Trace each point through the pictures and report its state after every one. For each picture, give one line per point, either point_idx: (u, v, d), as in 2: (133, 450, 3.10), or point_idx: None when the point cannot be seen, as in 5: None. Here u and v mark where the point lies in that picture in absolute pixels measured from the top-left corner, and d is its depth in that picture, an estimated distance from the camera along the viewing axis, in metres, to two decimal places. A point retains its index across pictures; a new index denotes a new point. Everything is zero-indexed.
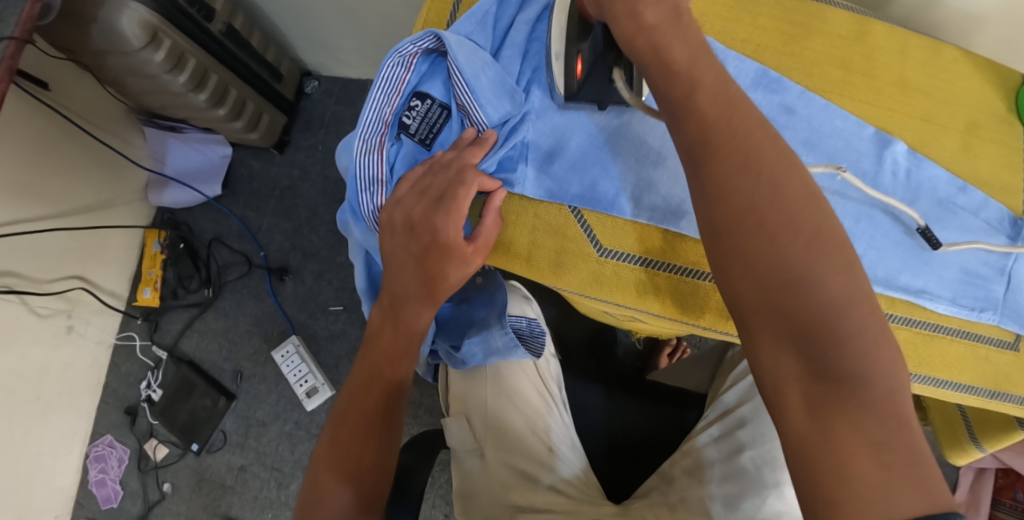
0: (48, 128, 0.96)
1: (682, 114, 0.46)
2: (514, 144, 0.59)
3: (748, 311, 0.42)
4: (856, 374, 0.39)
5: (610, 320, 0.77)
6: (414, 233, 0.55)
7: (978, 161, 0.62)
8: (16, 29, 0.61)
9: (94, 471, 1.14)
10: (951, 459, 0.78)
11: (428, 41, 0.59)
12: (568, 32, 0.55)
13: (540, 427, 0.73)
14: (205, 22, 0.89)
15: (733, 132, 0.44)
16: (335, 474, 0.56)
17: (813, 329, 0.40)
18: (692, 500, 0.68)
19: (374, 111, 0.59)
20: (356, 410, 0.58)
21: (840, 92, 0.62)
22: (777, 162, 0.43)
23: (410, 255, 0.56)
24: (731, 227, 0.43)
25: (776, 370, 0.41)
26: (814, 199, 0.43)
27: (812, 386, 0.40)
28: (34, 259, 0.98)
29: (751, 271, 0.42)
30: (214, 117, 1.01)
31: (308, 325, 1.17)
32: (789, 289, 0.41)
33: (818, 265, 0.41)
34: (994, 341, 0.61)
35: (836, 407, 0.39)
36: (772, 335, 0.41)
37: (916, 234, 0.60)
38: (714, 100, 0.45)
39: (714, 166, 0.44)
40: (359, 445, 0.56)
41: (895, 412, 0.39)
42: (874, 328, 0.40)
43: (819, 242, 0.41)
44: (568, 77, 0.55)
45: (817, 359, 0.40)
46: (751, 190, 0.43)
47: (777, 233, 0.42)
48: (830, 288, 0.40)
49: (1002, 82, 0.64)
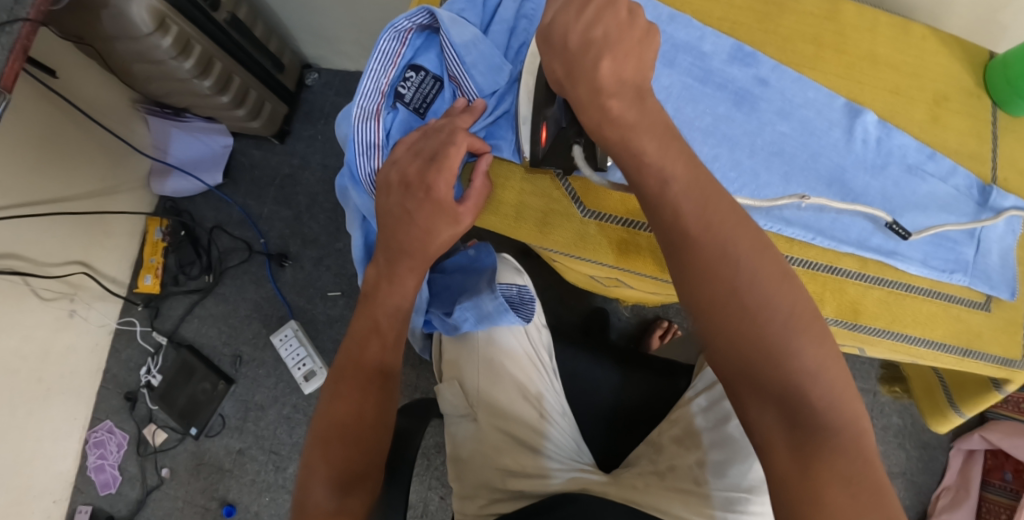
0: (55, 113, 0.99)
1: (659, 210, 0.48)
2: (502, 112, 0.63)
3: (732, 378, 0.46)
4: (828, 425, 0.43)
5: (594, 284, 0.81)
6: (410, 190, 0.58)
7: (945, 131, 0.65)
8: (31, 11, 0.63)
9: (93, 456, 1.16)
10: (934, 427, 0.81)
11: (422, 17, 0.62)
12: (535, 98, 0.59)
13: (531, 392, 0.75)
14: (211, 11, 0.92)
15: (708, 224, 0.46)
16: (337, 431, 0.57)
17: (791, 392, 0.44)
18: (681, 467, 0.70)
19: (372, 82, 0.62)
20: (354, 365, 0.61)
21: (812, 66, 0.65)
22: (752, 249, 0.46)
23: (404, 210, 0.59)
24: (714, 308, 0.45)
25: (761, 424, 0.45)
26: (787, 279, 0.45)
27: (791, 434, 0.44)
28: (38, 244, 1.01)
29: (735, 346, 0.45)
30: (217, 104, 1.05)
31: (306, 310, 1.19)
32: (769, 361, 0.44)
33: (793, 340, 0.44)
34: (965, 302, 0.64)
35: (813, 449, 0.43)
36: (756, 397, 0.45)
37: (885, 229, 0.62)
38: (688, 192, 0.48)
39: (696, 255, 0.46)
40: (358, 401, 0.59)
41: (860, 451, 0.43)
42: (840, 388, 0.44)
43: (794, 320, 0.44)
44: (535, 144, 0.58)
45: (796, 415, 0.43)
46: (731, 274, 0.45)
47: (757, 313, 0.44)
48: (805, 358, 0.44)
49: (969, 58, 0.67)
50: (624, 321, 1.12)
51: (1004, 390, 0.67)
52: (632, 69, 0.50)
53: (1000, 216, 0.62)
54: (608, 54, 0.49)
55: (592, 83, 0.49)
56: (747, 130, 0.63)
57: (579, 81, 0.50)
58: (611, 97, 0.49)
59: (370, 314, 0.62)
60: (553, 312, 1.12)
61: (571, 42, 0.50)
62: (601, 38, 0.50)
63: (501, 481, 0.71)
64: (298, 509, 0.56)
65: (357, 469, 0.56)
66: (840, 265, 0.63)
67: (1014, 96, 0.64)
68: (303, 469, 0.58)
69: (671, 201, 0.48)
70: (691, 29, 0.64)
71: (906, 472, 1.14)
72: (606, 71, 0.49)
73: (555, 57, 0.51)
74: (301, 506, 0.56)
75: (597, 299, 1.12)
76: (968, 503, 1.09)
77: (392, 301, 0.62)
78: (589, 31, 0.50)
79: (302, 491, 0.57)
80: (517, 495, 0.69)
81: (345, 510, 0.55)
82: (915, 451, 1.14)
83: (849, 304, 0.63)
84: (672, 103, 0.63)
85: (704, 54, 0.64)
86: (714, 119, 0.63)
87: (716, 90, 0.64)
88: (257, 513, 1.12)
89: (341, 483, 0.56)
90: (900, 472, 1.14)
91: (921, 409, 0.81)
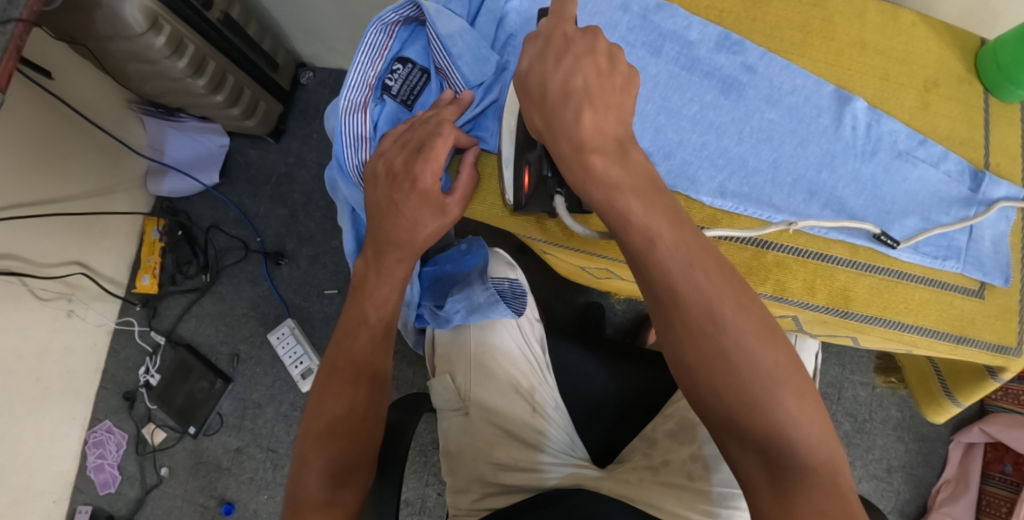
0: (50, 114, 0.99)
1: (646, 268, 0.48)
2: (489, 104, 0.62)
3: (715, 423, 0.47)
4: (805, 464, 0.44)
5: (588, 277, 0.81)
6: (396, 182, 0.58)
7: (937, 117, 0.65)
8: (23, 11, 0.64)
9: (93, 456, 1.16)
10: (932, 416, 0.81)
11: (408, 10, 0.62)
12: (518, 139, 0.57)
13: (524, 388, 0.75)
14: (205, 10, 0.92)
15: (695, 284, 0.46)
16: (327, 424, 0.57)
17: (771, 439, 0.44)
18: (676, 462, 0.69)
19: (359, 75, 0.62)
20: (344, 358, 0.61)
21: (800, 53, 0.65)
22: (737, 307, 0.46)
23: (390, 201, 0.59)
24: (699, 365, 0.46)
25: (746, 467, 0.45)
26: (770, 331, 0.46)
27: (772, 473, 0.44)
28: (36, 245, 1.01)
29: (719, 399, 0.46)
30: (213, 103, 1.05)
31: (303, 308, 1.20)
32: (750, 411, 0.44)
33: (774, 391, 0.44)
34: (959, 288, 0.63)
35: (792, 486, 0.43)
36: (738, 444, 0.46)
37: (876, 239, 0.61)
38: (674, 250, 0.47)
39: (683, 315, 0.46)
40: (349, 394, 0.59)
41: (836, 486, 0.43)
42: (820, 431, 0.45)
43: (776, 373, 0.45)
44: (517, 190, 0.57)
45: (775, 457, 0.44)
46: (716, 332, 0.45)
47: (741, 367, 0.45)
48: (787, 407, 0.44)
49: (959, 44, 0.67)
50: (619, 316, 1.12)
51: (1000, 378, 0.66)
52: (613, 122, 0.50)
53: (993, 207, 0.62)
54: (587, 106, 0.49)
55: (573, 139, 0.50)
56: (735, 118, 0.63)
57: (559, 135, 0.50)
58: (593, 153, 0.49)
59: (357, 312, 0.62)
60: (549, 308, 1.12)
61: (549, 92, 0.50)
62: (581, 89, 0.49)
63: (493, 475, 0.71)
64: (291, 500, 0.56)
65: (347, 461, 0.56)
66: (831, 253, 0.62)
67: (1007, 82, 0.64)
68: (295, 461, 0.57)
69: (657, 259, 0.47)
70: (678, 18, 0.64)
71: (906, 465, 1.13)
72: (587, 124, 0.49)
73: (535, 110, 0.52)
74: (295, 497, 0.56)
75: (592, 294, 1.12)
76: (969, 496, 1.08)
77: (382, 292, 0.62)
78: (569, 81, 0.50)
79: (293, 482, 0.57)
80: (510, 489, 0.69)
81: (337, 501, 0.55)
82: (915, 444, 1.14)
83: (840, 291, 0.62)
84: (659, 92, 0.63)
85: (691, 43, 0.64)
86: (701, 107, 0.63)
87: (703, 79, 0.63)
88: (256, 510, 1.12)
89: (333, 475, 0.56)
90: (900, 465, 1.13)
91: (917, 399, 0.81)
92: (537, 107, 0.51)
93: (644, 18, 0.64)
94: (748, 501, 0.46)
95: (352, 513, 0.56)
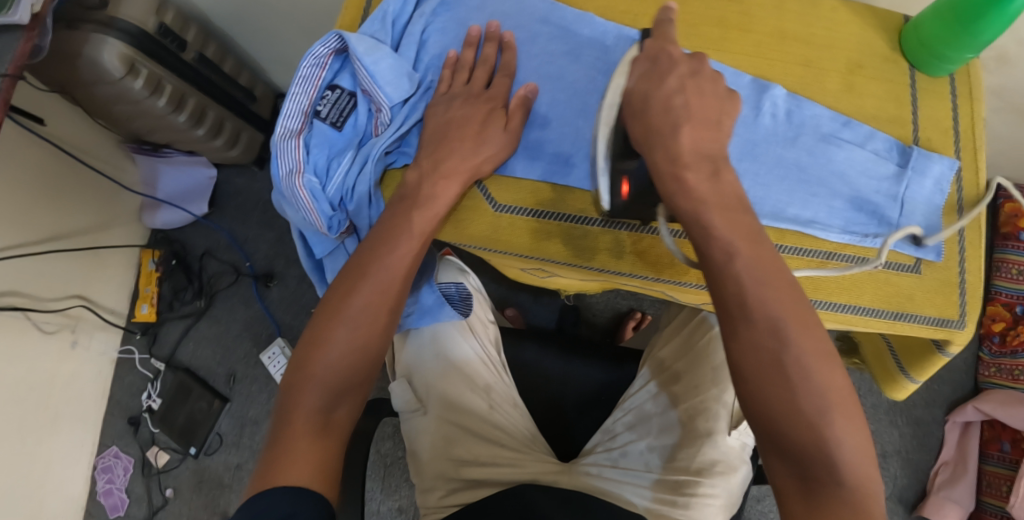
0: (49, 158, 1.06)
1: (719, 279, 0.49)
2: (410, 121, 0.66)
3: (758, 433, 0.48)
4: (843, 481, 0.45)
5: (536, 281, 0.84)
6: (479, 98, 0.64)
7: (862, 98, 0.66)
8: (8, 67, 0.69)
9: (102, 481, 1.22)
10: (892, 395, 0.79)
11: (334, 42, 0.66)
12: (613, 147, 0.53)
13: (481, 385, 0.78)
14: (180, 52, 0.98)
15: (763, 301, 0.47)
16: (347, 340, 0.58)
17: (811, 453, 0.45)
18: (633, 451, 0.73)
19: (294, 104, 0.65)
20: (376, 263, 0.61)
21: (718, 48, 0.67)
22: (800, 328, 0.47)
23: (461, 114, 0.64)
24: (755, 376, 0.47)
25: (779, 477, 0.48)
26: (831, 358, 0.46)
27: (806, 486, 0.46)
28: (41, 282, 1.07)
29: (768, 410, 0.47)
30: (194, 137, 1.12)
31: (293, 326, 1.25)
32: (797, 426, 0.45)
33: (826, 411, 0.45)
34: (894, 265, 0.64)
35: (824, 501, 0.45)
36: (778, 457, 0.47)
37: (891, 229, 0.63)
38: (751, 267, 0.48)
39: (749, 328, 0.47)
40: (369, 318, 0.59)
41: (866, 508, 0.44)
42: (863, 454, 0.45)
43: (832, 396, 0.46)
44: (614, 197, 0.54)
45: (810, 471, 0.45)
46: (778, 348, 0.46)
47: (797, 387, 0.46)
48: (835, 429, 0.45)
49: (881, 24, 0.68)
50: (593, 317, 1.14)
51: (947, 352, 0.65)
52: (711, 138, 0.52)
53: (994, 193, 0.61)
54: (688, 123, 0.52)
55: (670, 151, 0.51)
56: None
57: (656, 145, 0.51)
58: (686, 168, 0.51)
59: (369, 256, 0.61)
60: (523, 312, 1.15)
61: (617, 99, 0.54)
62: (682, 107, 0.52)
63: (456, 471, 0.74)
64: (283, 409, 0.55)
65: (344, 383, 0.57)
66: None
67: (930, 59, 0.65)
68: (296, 372, 0.57)
69: (734, 273, 0.48)
70: (595, 25, 0.65)
71: (901, 451, 1.11)
72: (685, 139, 0.52)
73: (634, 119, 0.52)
74: (285, 432, 0.53)
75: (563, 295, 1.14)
76: (967, 478, 1.06)
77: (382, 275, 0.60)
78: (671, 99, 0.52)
79: (287, 393, 0.56)
80: (474, 484, 0.72)
81: (333, 422, 0.56)
82: (908, 429, 1.12)
83: None
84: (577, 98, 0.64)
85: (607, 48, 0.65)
86: None
87: None
88: None
89: (326, 399, 0.56)
90: (895, 451, 1.11)
91: (878, 379, 0.80)
92: (636, 118, 0.52)
93: (563, 29, 0.66)
94: (779, 505, 0.48)
95: (344, 431, 0.57)
